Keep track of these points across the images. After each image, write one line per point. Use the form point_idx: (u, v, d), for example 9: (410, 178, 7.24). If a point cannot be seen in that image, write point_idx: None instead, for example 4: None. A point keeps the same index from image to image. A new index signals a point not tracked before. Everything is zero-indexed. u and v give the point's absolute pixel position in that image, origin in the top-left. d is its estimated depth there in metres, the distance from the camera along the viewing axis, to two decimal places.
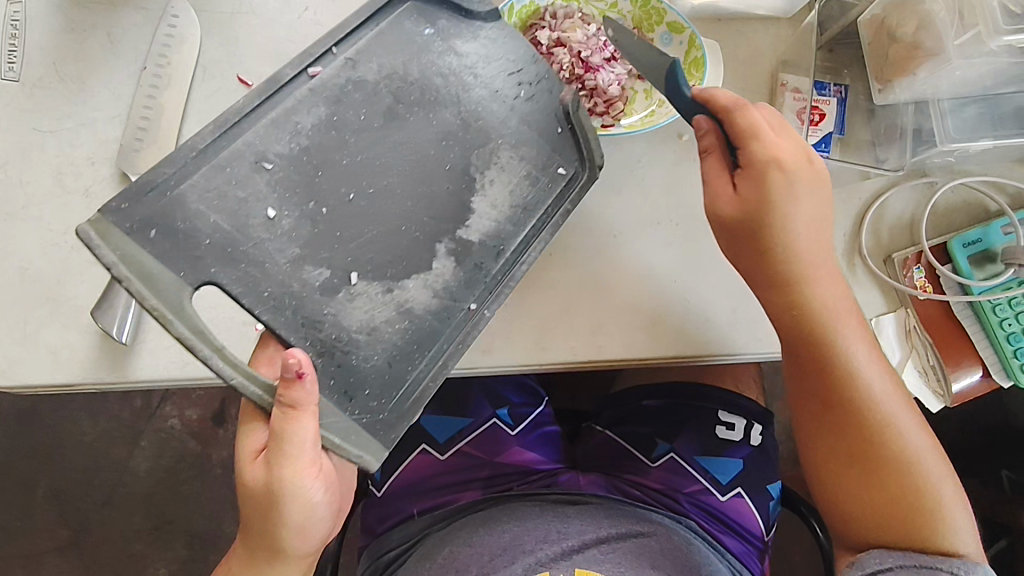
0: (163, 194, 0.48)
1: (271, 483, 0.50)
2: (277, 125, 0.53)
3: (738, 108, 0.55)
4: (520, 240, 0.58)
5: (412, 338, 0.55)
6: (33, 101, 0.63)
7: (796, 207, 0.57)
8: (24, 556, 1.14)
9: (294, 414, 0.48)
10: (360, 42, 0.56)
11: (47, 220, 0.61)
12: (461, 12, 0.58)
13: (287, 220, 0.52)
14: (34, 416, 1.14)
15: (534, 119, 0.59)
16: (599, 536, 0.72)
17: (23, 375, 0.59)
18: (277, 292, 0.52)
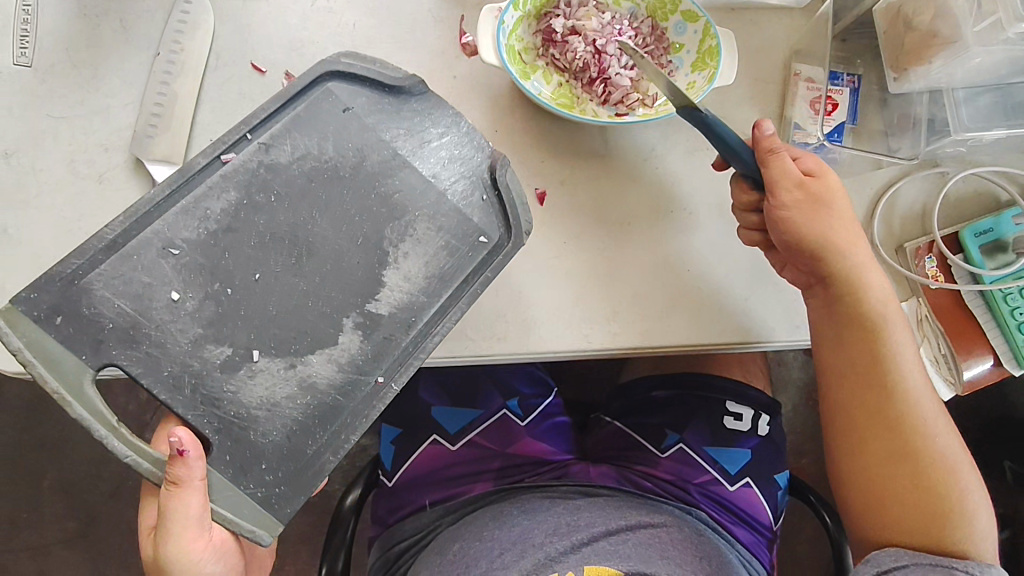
0: (68, 283, 0.50)
1: (160, 554, 0.52)
2: (188, 212, 0.54)
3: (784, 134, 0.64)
4: (433, 311, 0.58)
5: (314, 413, 0.55)
6: (46, 87, 0.62)
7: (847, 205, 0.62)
8: (31, 548, 1.14)
9: (175, 491, 0.49)
10: (276, 126, 0.56)
11: (61, 206, 0.60)
12: (386, 89, 0.59)
13: (191, 302, 0.53)
14: (40, 408, 1.14)
15: (456, 189, 0.60)
16: (609, 529, 0.71)
17: None
18: (177, 371, 0.53)
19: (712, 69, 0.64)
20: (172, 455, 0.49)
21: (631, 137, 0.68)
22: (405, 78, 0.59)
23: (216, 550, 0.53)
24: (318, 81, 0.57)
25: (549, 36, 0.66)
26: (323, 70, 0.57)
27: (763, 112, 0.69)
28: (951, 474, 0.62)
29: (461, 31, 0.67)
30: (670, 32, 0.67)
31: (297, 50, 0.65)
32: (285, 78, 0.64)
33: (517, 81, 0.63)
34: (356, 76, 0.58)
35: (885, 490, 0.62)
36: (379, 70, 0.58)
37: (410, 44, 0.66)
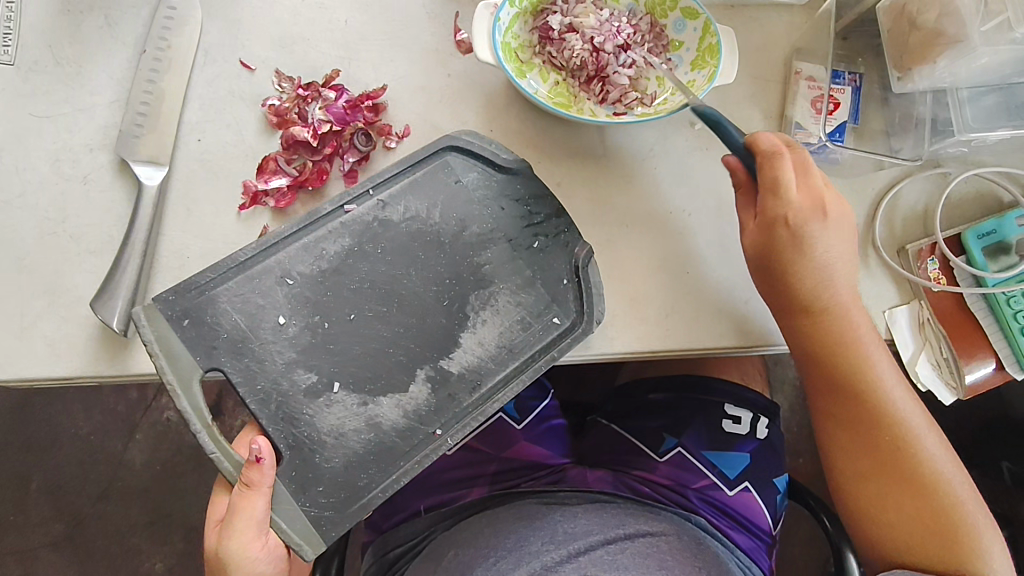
0: (200, 293, 0.55)
1: (218, 551, 0.53)
2: (307, 248, 0.58)
3: (771, 151, 0.57)
4: (499, 379, 0.59)
5: (374, 450, 0.56)
6: (29, 85, 0.60)
7: (808, 243, 0.58)
8: (18, 551, 1.12)
9: (245, 492, 0.52)
10: (395, 186, 0.60)
11: (43, 207, 0.59)
12: (494, 165, 0.62)
13: (293, 327, 0.57)
14: (28, 409, 1.12)
15: (541, 268, 0.61)
16: (606, 538, 0.70)
17: (16, 368, 0.56)
18: (268, 387, 0.56)
19: (712, 69, 0.63)
20: (249, 460, 0.52)
21: (630, 136, 0.66)
22: (516, 161, 0.62)
23: (270, 556, 0.54)
24: (439, 153, 0.61)
25: (546, 33, 0.65)
26: (446, 144, 0.61)
27: (763, 111, 0.68)
28: (920, 503, 0.61)
29: (456, 28, 0.66)
30: (669, 30, 0.66)
31: (286, 47, 0.64)
32: (274, 76, 0.63)
33: (513, 79, 0.61)
34: (473, 153, 0.61)
35: (853, 504, 0.64)
36: (494, 151, 0.62)
37: (403, 40, 0.65)
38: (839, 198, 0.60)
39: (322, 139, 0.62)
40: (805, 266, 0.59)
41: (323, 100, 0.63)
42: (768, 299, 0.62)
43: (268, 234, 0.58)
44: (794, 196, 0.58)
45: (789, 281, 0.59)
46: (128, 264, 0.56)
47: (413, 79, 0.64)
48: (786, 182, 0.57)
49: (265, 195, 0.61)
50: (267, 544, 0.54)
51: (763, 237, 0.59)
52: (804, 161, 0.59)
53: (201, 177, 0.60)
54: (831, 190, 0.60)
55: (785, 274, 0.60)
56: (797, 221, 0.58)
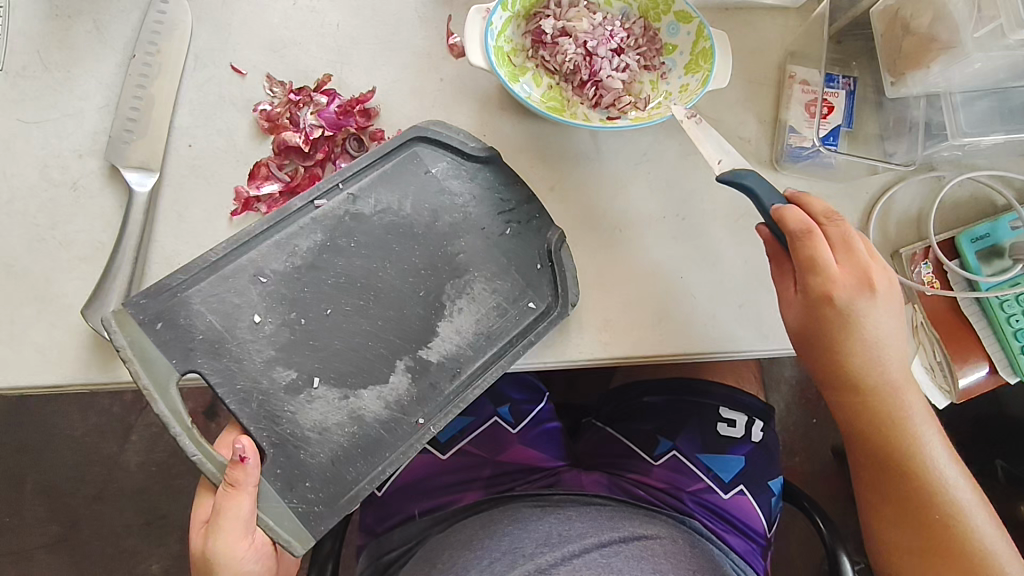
0: (171, 295, 0.55)
1: (204, 553, 0.53)
2: (280, 245, 0.58)
3: (804, 233, 0.54)
4: (479, 364, 0.59)
5: (360, 443, 0.56)
6: (17, 91, 0.60)
7: (849, 322, 0.56)
8: (14, 552, 1.12)
9: (231, 492, 0.52)
10: (365, 179, 0.60)
11: (32, 214, 0.58)
12: (462, 155, 0.62)
13: (269, 325, 0.57)
14: (22, 412, 1.12)
15: (514, 254, 0.61)
16: (600, 540, 0.70)
17: (6, 375, 0.56)
18: (248, 386, 0.56)
19: (705, 73, 0.62)
20: (233, 460, 0.52)
21: (623, 141, 0.66)
22: (485, 149, 0.62)
23: (257, 554, 0.53)
24: (408, 144, 0.61)
25: (539, 38, 0.64)
26: (414, 135, 0.61)
27: (757, 115, 0.68)
28: None
29: (448, 32, 0.65)
30: (663, 33, 0.65)
31: (278, 51, 0.63)
32: (265, 81, 0.62)
33: (506, 84, 0.61)
34: (442, 143, 0.61)
35: None
36: (462, 140, 0.61)
37: (394, 44, 0.64)
38: (884, 269, 0.57)
39: (314, 145, 0.63)
40: (850, 340, 0.57)
41: (315, 105, 0.62)
42: (813, 370, 0.60)
43: (239, 232, 0.57)
44: (834, 275, 0.55)
45: (832, 354, 0.57)
46: (119, 271, 0.56)
47: (405, 84, 0.64)
48: (819, 262, 0.55)
49: (258, 201, 0.60)
50: (255, 542, 0.54)
51: (802, 313, 0.57)
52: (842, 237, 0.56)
53: (191, 182, 0.60)
54: (874, 261, 0.57)
55: (830, 348, 0.57)
56: (840, 302, 0.55)
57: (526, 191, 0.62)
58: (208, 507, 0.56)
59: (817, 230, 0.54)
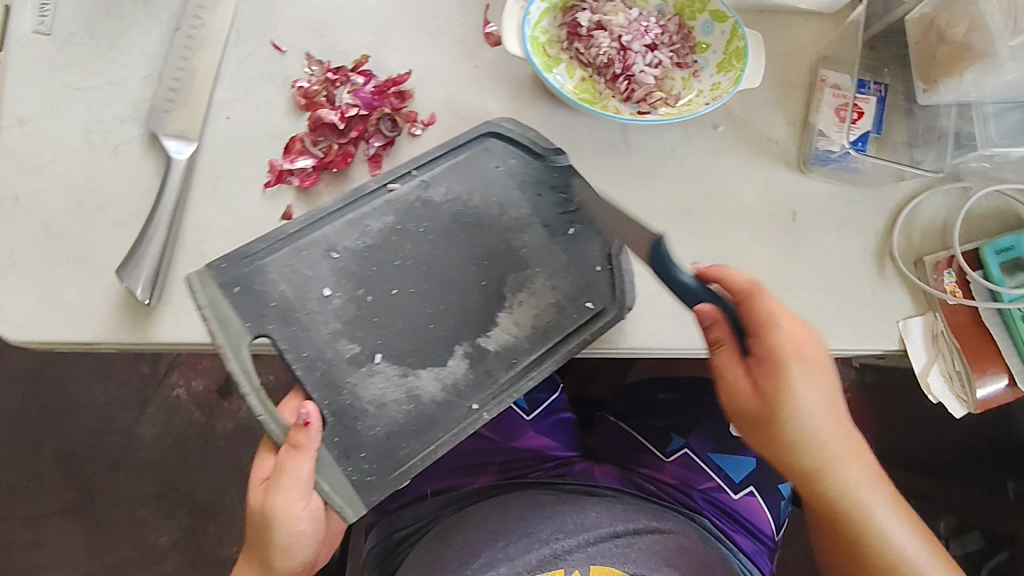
0: (250, 263, 0.56)
1: (263, 507, 0.54)
2: (352, 224, 0.59)
3: (751, 292, 0.55)
4: (534, 357, 0.59)
5: (414, 421, 0.57)
6: (64, 57, 0.62)
7: (809, 391, 0.56)
8: (27, 517, 1.14)
9: (293, 453, 0.53)
10: (437, 168, 0.61)
11: (74, 176, 0.60)
12: (534, 155, 0.63)
13: (338, 300, 0.58)
14: (44, 379, 1.15)
15: (579, 253, 0.62)
16: (615, 531, 0.69)
17: (40, 331, 0.57)
18: (314, 356, 0.56)
19: (737, 72, 0.63)
20: (297, 422, 0.53)
21: (654, 136, 0.67)
22: (554, 148, 0.63)
23: (310, 516, 0.54)
24: (479, 138, 0.62)
25: (574, 30, 0.65)
26: (487, 129, 0.62)
27: (786, 115, 0.69)
28: None
29: (485, 20, 0.66)
30: (697, 32, 0.66)
31: (319, 30, 0.65)
32: (304, 59, 0.64)
33: (540, 73, 0.62)
34: (514, 140, 0.63)
35: None
36: (533, 138, 0.63)
37: (432, 30, 0.66)
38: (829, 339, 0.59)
39: (349, 123, 0.63)
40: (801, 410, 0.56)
41: (351, 85, 0.63)
42: (775, 451, 0.59)
43: (315, 208, 0.59)
44: (794, 336, 0.55)
45: (788, 428, 0.57)
46: (154, 237, 0.58)
47: (441, 69, 0.65)
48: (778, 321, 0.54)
49: (291, 174, 0.61)
50: (310, 505, 0.54)
51: (768, 387, 0.56)
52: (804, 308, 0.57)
53: (228, 154, 0.61)
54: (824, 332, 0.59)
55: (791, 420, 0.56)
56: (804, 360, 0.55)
57: None
58: (268, 467, 0.57)
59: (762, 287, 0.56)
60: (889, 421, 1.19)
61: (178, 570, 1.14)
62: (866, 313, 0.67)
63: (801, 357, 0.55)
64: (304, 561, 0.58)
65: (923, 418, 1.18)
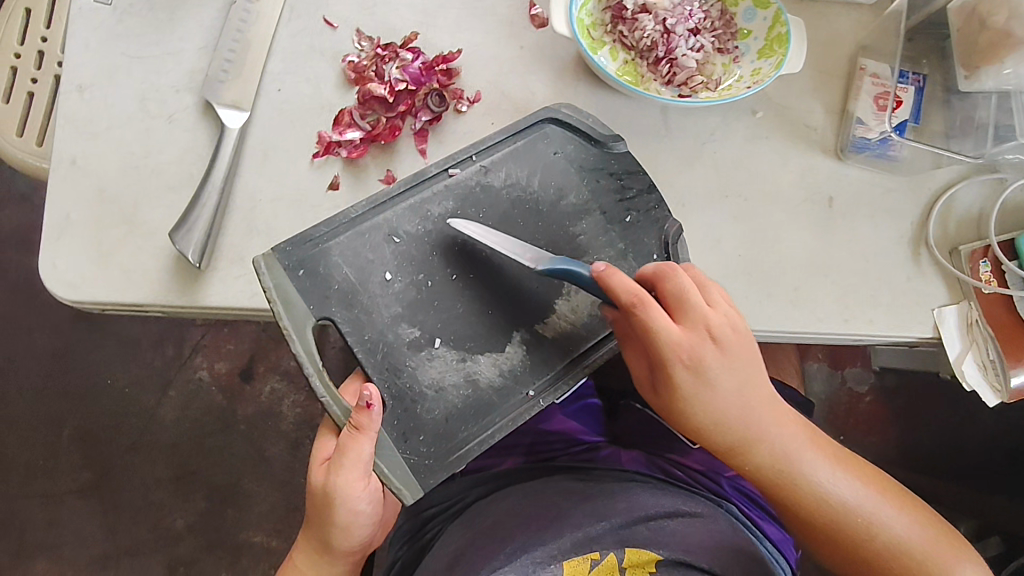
0: (314, 246, 0.57)
1: (326, 485, 0.57)
2: (414, 209, 0.60)
3: (632, 297, 0.54)
4: (590, 345, 0.61)
5: (471, 404, 0.58)
6: (123, 26, 0.63)
7: (703, 377, 0.57)
8: (45, 495, 1.15)
9: (355, 435, 0.54)
10: (497, 153, 0.62)
11: (129, 142, 0.61)
12: (593, 142, 0.63)
13: (398, 283, 0.58)
14: (70, 358, 1.17)
15: (637, 241, 0.63)
16: (646, 514, 0.69)
17: (92, 291, 0.58)
18: (375, 338, 0.57)
19: (780, 57, 0.65)
20: (359, 405, 0.54)
21: (693, 120, 0.68)
22: (612, 135, 0.64)
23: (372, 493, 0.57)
24: (538, 124, 0.63)
25: (619, 13, 0.67)
26: (546, 115, 0.63)
27: (824, 104, 0.70)
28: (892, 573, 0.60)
29: (531, 3, 0.68)
30: (739, 18, 0.67)
31: (369, 8, 0.66)
32: (355, 35, 0.65)
33: (587, 54, 0.64)
34: (572, 126, 0.63)
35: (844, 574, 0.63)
36: (591, 125, 0.63)
37: (480, 10, 0.67)
38: (722, 307, 0.58)
39: (397, 97, 0.64)
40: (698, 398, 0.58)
41: (400, 61, 0.65)
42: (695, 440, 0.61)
43: (378, 192, 0.59)
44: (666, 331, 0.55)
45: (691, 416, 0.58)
46: (207, 202, 0.59)
47: (487, 49, 0.66)
48: (655, 334, 0.55)
49: (339, 146, 0.63)
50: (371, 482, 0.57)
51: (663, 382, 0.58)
52: (683, 288, 0.57)
53: (279, 125, 0.63)
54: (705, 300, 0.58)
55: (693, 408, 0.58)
56: (692, 359, 0.56)
57: (647, 184, 0.63)
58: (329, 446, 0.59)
59: (647, 299, 0.54)
60: (906, 424, 1.19)
61: (192, 553, 1.15)
62: (901, 301, 0.67)
63: (687, 352, 0.56)
64: (359, 539, 0.61)
65: (941, 422, 1.18)
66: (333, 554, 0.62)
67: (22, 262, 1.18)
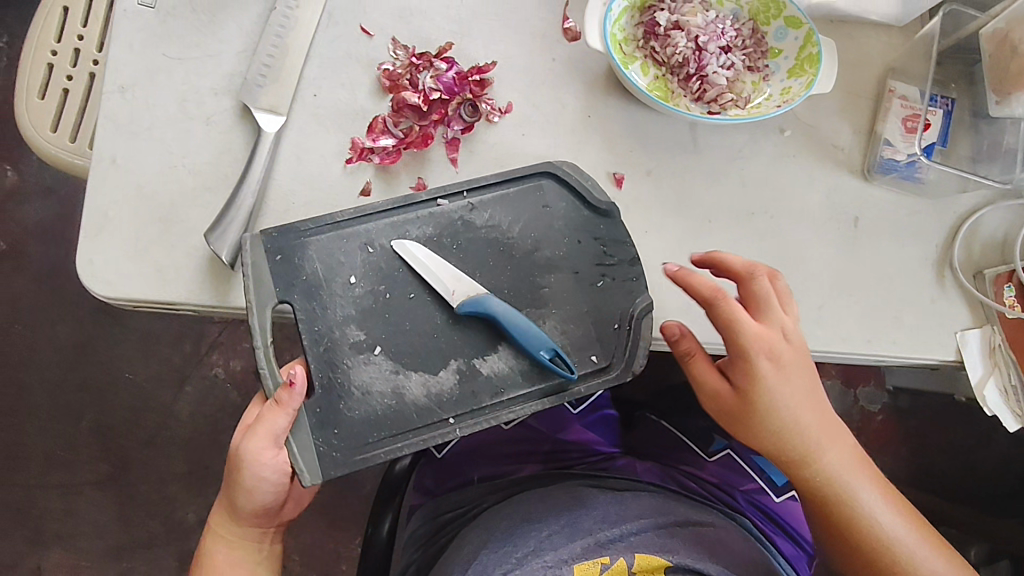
0: (296, 237, 0.59)
1: (236, 449, 0.57)
2: (393, 226, 0.61)
3: (716, 295, 0.56)
4: (520, 394, 0.59)
5: (389, 415, 0.57)
6: (166, 29, 0.65)
7: (778, 380, 0.58)
8: (60, 485, 1.16)
9: (273, 407, 0.55)
10: (488, 196, 0.62)
11: (168, 142, 0.62)
12: (585, 203, 0.63)
13: (359, 289, 0.59)
14: (89, 350, 1.18)
15: (598, 308, 0.61)
16: (659, 522, 0.68)
17: (126, 287, 0.59)
18: (324, 332, 0.58)
19: (810, 77, 0.65)
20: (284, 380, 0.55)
21: (720, 136, 0.69)
22: (607, 203, 0.63)
23: (277, 471, 0.56)
24: (536, 176, 0.63)
25: (652, 29, 0.67)
26: (545, 169, 0.63)
27: (852, 124, 0.70)
28: None
29: (564, 16, 0.69)
30: (770, 37, 0.68)
31: (405, 18, 0.67)
32: (390, 43, 0.66)
33: (620, 69, 0.64)
34: (569, 184, 0.63)
35: None
36: (588, 187, 0.63)
37: (515, 23, 0.68)
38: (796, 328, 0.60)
39: (430, 106, 0.65)
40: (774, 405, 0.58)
41: (434, 70, 0.66)
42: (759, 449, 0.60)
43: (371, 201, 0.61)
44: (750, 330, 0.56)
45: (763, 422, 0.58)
46: (241, 203, 0.60)
47: (519, 61, 0.67)
48: (743, 329, 0.56)
49: (372, 152, 0.63)
50: (279, 459, 0.56)
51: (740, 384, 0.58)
52: (764, 293, 0.58)
53: (313, 129, 0.64)
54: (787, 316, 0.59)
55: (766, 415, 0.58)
56: (771, 360, 0.57)
57: (633, 255, 0.62)
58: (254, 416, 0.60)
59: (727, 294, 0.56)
60: (917, 445, 1.18)
61: None
62: (924, 323, 0.67)
63: (767, 354, 0.57)
64: (263, 508, 0.60)
65: (952, 445, 1.18)
66: (238, 518, 0.61)
67: (47, 254, 1.20)
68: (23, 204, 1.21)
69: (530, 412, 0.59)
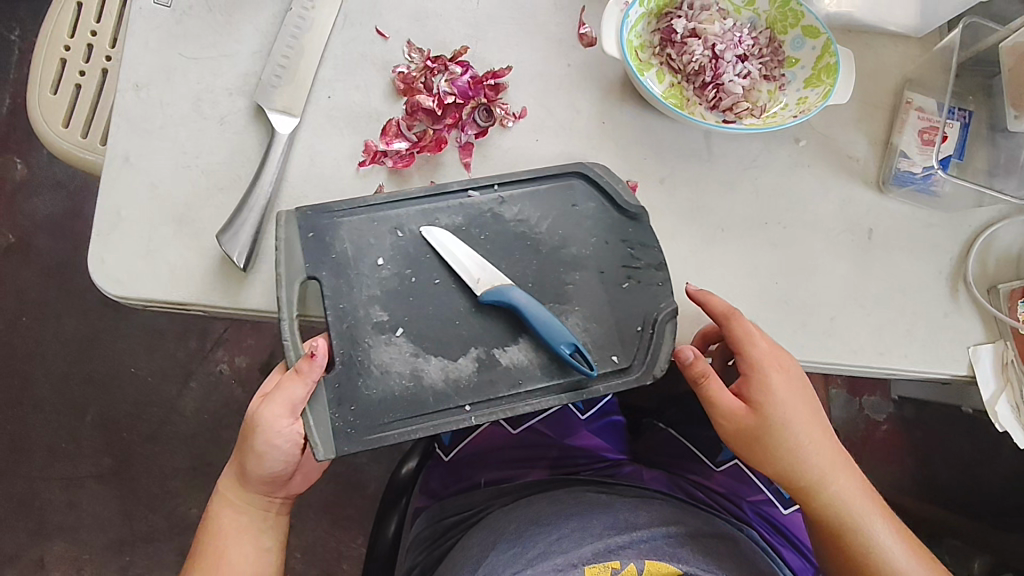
0: (329, 217, 0.59)
1: (252, 415, 0.56)
2: (424, 213, 0.60)
3: (731, 314, 0.59)
4: (538, 386, 0.58)
5: (406, 397, 0.56)
6: (182, 27, 0.64)
7: (788, 398, 0.59)
8: (64, 479, 1.16)
9: (292, 376, 0.55)
10: (519, 191, 0.62)
11: (181, 142, 0.62)
12: (615, 205, 0.63)
13: (386, 271, 0.59)
14: (95, 345, 1.18)
15: (620, 309, 0.61)
16: (668, 530, 0.67)
17: (137, 286, 0.59)
18: (349, 309, 0.57)
19: (828, 87, 0.65)
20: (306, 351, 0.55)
21: (735, 145, 0.68)
22: (637, 206, 0.63)
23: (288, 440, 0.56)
24: (569, 175, 0.63)
25: (669, 36, 0.67)
26: (577, 169, 0.63)
27: (868, 135, 0.70)
28: None
29: (580, 22, 0.68)
30: (787, 46, 0.67)
31: (421, 21, 0.67)
32: (406, 46, 0.66)
33: (637, 74, 0.64)
34: (601, 185, 0.63)
35: None
36: (619, 190, 0.63)
37: (530, 27, 0.68)
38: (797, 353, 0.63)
39: (444, 110, 0.65)
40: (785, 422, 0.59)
41: (449, 73, 0.66)
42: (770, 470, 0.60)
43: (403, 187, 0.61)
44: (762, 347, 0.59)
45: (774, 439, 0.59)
46: (255, 205, 0.60)
47: (534, 66, 0.67)
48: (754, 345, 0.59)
49: (385, 155, 0.63)
50: (293, 428, 0.56)
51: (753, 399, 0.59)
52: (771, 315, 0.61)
53: (327, 131, 0.63)
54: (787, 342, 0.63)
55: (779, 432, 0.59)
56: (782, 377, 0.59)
57: (660, 259, 0.62)
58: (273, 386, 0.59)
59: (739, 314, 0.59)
60: (922, 457, 1.18)
61: None
62: (937, 337, 0.66)
63: (778, 369, 0.59)
64: (272, 476, 0.59)
65: (958, 458, 1.17)
66: (247, 483, 0.60)
67: (55, 247, 1.20)
68: (32, 197, 1.21)
69: (545, 406, 0.58)
